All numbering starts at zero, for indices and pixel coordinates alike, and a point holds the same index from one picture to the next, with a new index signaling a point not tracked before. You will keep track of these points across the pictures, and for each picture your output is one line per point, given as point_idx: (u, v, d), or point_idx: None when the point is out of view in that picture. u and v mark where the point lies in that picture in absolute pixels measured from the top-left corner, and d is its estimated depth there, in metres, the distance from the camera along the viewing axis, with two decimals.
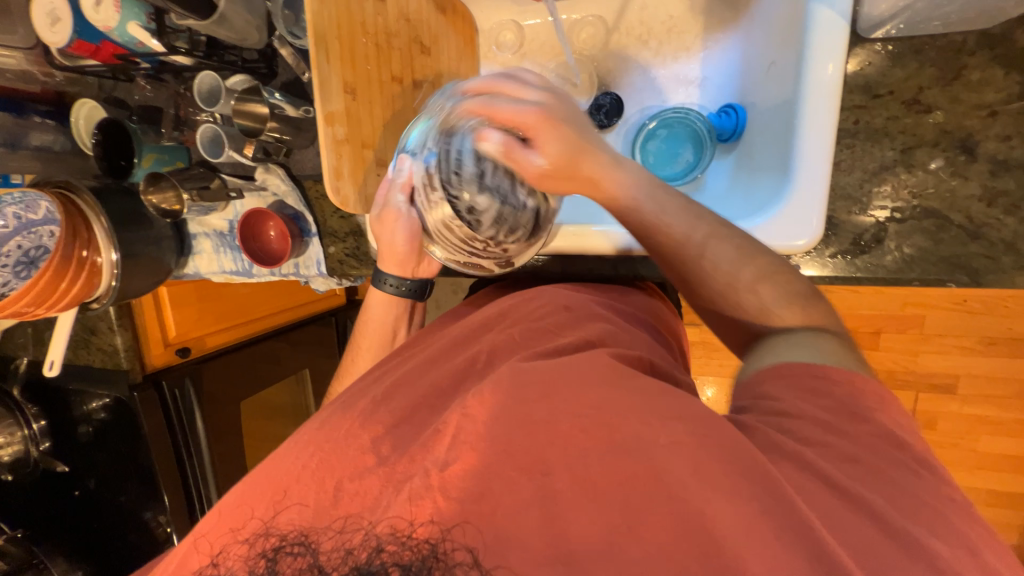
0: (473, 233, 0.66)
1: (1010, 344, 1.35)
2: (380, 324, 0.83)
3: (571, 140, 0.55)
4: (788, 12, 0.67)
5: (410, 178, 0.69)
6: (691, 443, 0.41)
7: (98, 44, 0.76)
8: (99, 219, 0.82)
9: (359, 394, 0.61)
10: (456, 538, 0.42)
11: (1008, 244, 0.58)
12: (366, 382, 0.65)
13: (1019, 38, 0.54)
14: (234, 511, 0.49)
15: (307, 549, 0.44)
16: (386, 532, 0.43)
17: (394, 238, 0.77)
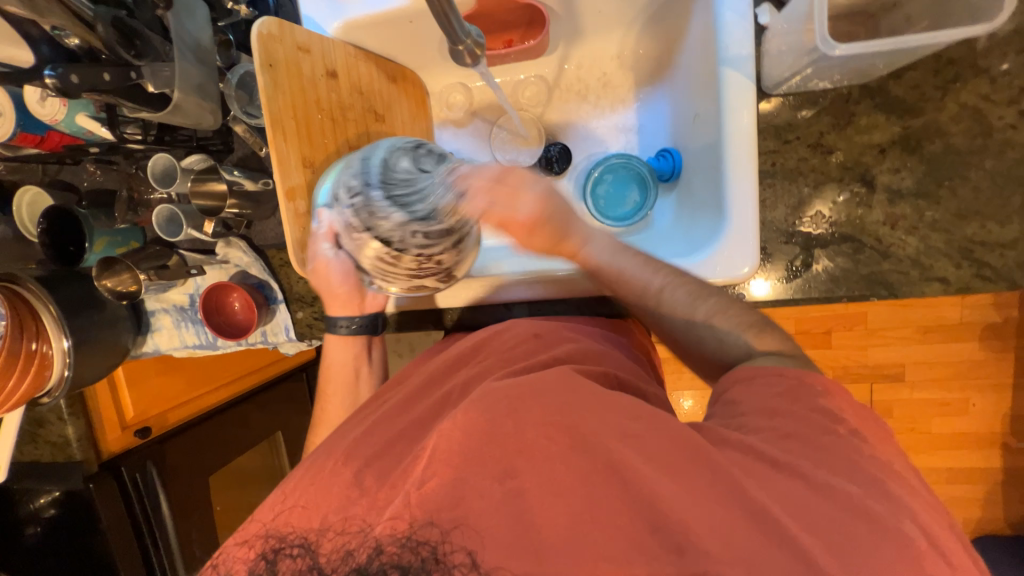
0: (398, 255, 0.57)
1: (941, 330, 1.49)
2: (351, 368, 0.83)
3: (563, 218, 0.67)
4: (702, 69, 0.73)
5: (330, 229, 0.64)
6: (660, 480, 0.45)
7: (43, 134, 0.75)
8: (46, 307, 0.79)
9: (343, 438, 0.61)
10: (455, 540, 0.44)
11: (913, 260, 0.66)
12: (351, 421, 0.67)
13: (892, 89, 0.64)
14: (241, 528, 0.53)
15: (306, 551, 0.47)
16: (385, 535, 0.45)
17: (336, 280, 0.74)
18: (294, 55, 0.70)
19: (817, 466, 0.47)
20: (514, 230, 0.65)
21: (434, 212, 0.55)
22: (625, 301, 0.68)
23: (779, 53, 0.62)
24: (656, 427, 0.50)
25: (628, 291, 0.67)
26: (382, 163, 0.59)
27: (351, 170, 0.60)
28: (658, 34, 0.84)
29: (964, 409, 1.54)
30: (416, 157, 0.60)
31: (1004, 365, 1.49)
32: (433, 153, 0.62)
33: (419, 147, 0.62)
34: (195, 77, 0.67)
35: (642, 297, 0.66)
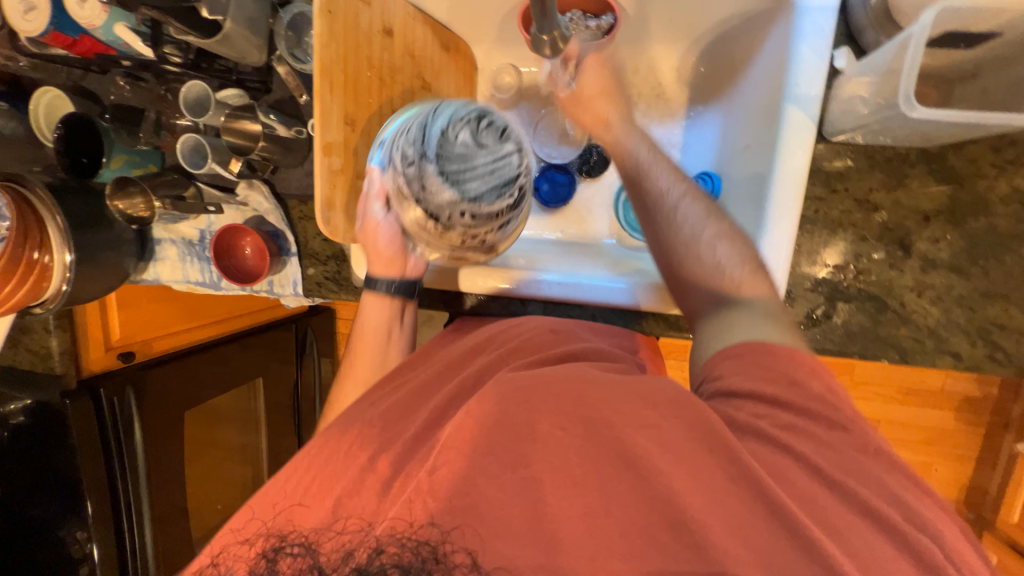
0: (445, 230, 0.60)
1: (922, 396, 1.53)
2: (384, 328, 0.79)
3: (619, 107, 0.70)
4: (763, 101, 0.71)
5: (382, 188, 0.64)
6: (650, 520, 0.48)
7: (77, 37, 0.71)
8: (54, 217, 0.76)
9: (360, 412, 0.63)
10: (455, 541, 0.48)
11: (932, 330, 0.66)
12: (368, 392, 0.68)
13: (949, 158, 0.63)
14: (240, 514, 0.56)
15: (308, 551, 0.50)
16: (386, 535, 0.49)
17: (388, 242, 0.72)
18: (355, 6, 0.67)
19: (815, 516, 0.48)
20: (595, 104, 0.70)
21: (486, 197, 0.56)
22: (641, 206, 0.66)
23: (846, 101, 0.61)
24: (693, 408, 0.51)
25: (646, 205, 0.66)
26: (440, 134, 0.56)
27: (411, 133, 0.58)
28: (724, 55, 0.80)
29: (927, 474, 1.59)
30: (479, 130, 0.56)
31: (972, 438, 1.54)
32: (493, 125, 0.57)
33: (486, 116, 0.57)
34: (248, 9, 0.65)
35: (660, 199, 0.64)
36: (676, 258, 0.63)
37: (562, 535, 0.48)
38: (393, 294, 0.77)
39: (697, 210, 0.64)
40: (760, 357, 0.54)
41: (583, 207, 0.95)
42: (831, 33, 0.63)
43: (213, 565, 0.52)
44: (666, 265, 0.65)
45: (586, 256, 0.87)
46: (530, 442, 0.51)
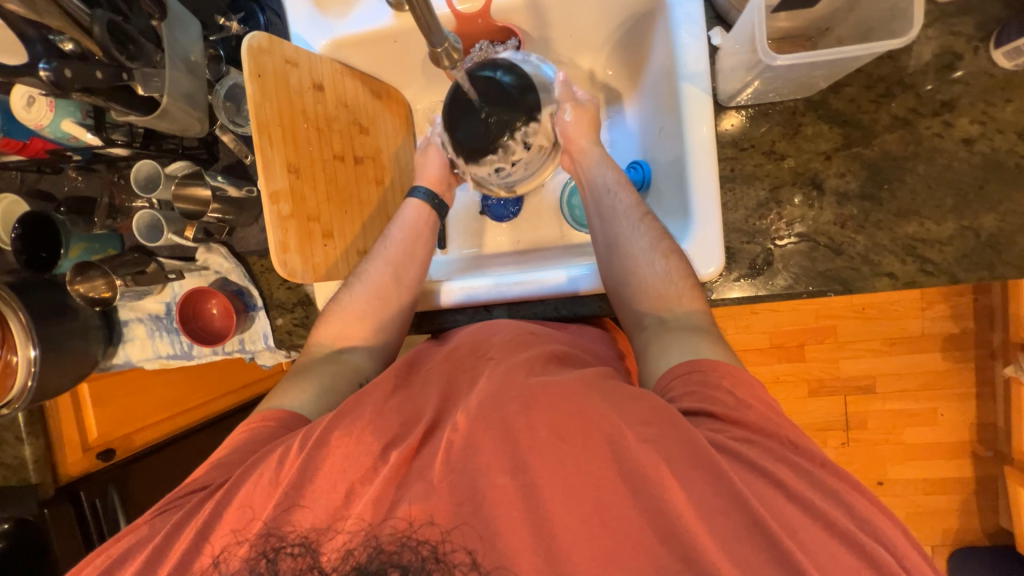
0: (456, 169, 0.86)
1: (906, 341, 1.56)
2: (391, 274, 0.80)
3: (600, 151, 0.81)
4: (665, 86, 0.79)
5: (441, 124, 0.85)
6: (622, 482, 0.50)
7: (27, 140, 0.76)
8: (15, 314, 0.76)
9: (367, 406, 0.60)
10: (456, 540, 0.49)
11: (864, 257, 0.71)
12: (373, 383, 0.65)
13: (832, 103, 0.71)
14: (234, 514, 0.54)
15: (308, 549, 0.50)
16: (386, 534, 0.49)
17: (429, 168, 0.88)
18: (283, 67, 0.74)
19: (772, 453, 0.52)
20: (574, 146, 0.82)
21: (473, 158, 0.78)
22: (603, 241, 0.77)
23: (729, 69, 0.69)
24: (663, 418, 0.53)
25: (615, 242, 0.76)
26: (460, 100, 0.77)
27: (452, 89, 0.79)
28: (626, 56, 0.89)
29: (933, 419, 1.59)
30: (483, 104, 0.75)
31: (965, 375, 1.56)
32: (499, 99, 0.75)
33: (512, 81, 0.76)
34: (184, 86, 0.71)
35: (620, 237, 0.76)
36: (621, 280, 0.74)
37: (555, 512, 0.49)
38: (423, 205, 0.85)
39: (642, 238, 0.74)
40: (704, 377, 0.59)
41: (533, 214, 1.00)
42: (703, 17, 0.72)
43: (216, 564, 0.52)
44: (612, 287, 0.75)
45: (547, 263, 0.91)
46: (521, 434, 0.53)
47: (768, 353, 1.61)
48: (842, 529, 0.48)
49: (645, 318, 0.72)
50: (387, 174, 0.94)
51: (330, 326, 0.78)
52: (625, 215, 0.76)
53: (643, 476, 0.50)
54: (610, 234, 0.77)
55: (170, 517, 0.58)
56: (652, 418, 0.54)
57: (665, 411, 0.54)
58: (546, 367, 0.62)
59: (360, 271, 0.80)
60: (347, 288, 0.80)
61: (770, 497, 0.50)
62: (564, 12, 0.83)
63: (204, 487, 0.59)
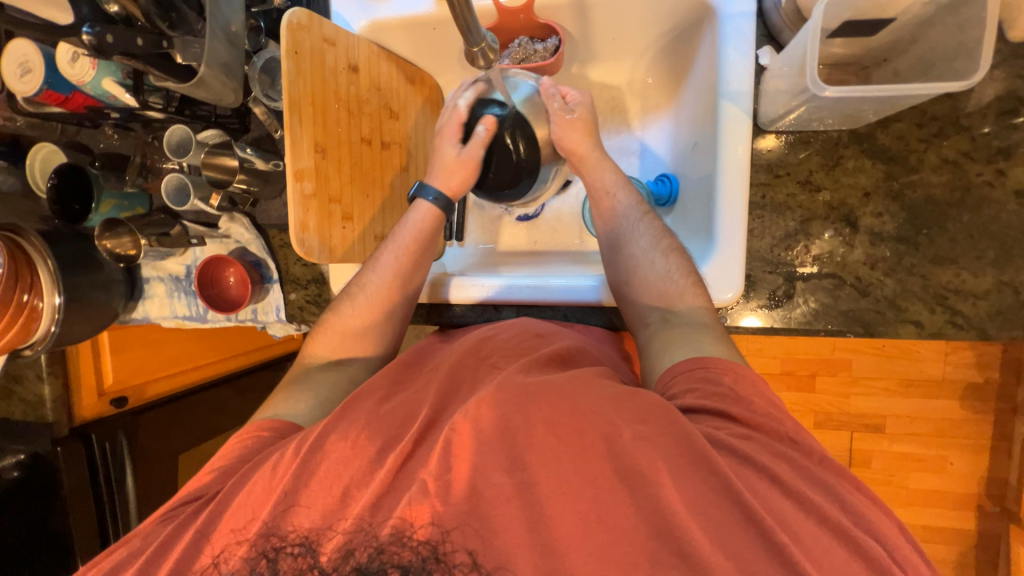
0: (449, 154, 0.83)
1: (924, 385, 1.51)
2: (391, 282, 0.78)
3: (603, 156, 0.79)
4: (705, 102, 0.76)
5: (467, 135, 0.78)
6: (619, 503, 0.49)
7: (69, 94, 0.78)
8: (44, 262, 0.80)
9: (362, 409, 0.61)
10: (455, 540, 0.49)
11: (890, 301, 0.68)
12: (368, 386, 0.66)
13: (879, 137, 0.67)
14: (235, 514, 0.56)
15: (308, 549, 0.51)
16: (387, 536, 0.50)
17: (450, 180, 0.80)
18: (320, 46, 0.74)
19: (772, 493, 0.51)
20: (579, 147, 0.78)
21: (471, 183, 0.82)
22: (612, 250, 0.77)
23: (773, 92, 0.66)
24: (662, 412, 0.53)
25: (621, 254, 0.75)
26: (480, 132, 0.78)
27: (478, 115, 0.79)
28: (668, 66, 0.86)
29: (941, 467, 1.54)
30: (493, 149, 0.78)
31: (981, 427, 1.51)
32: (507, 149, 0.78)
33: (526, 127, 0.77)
34: (223, 56, 0.70)
35: (624, 244, 0.76)
36: (623, 277, 0.74)
37: (550, 525, 0.49)
38: (433, 210, 0.79)
39: (643, 236, 0.75)
40: (707, 374, 0.59)
41: (554, 217, 0.98)
42: (753, 34, 0.69)
43: (215, 565, 0.53)
44: (616, 285, 0.76)
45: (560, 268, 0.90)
46: (521, 435, 0.52)
47: (778, 380, 1.57)
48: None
49: (649, 319, 0.71)
50: (412, 162, 0.93)
51: (328, 336, 0.78)
52: (627, 214, 0.77)
53: (649, 488, 0.49)
54: (613, 230, 0.78)
55: (167, 527, 0.59)
56: (649, 415, 0.53)
57: (663, 408, 0.54)
58: (545, 370, 0.62)
59: (362, 281, 0.79)
60: (348, 297, 0.79)
61: (780, 501, 0.48)
62: (608, 14, 0.80)
63: (198, 498, 0.60)
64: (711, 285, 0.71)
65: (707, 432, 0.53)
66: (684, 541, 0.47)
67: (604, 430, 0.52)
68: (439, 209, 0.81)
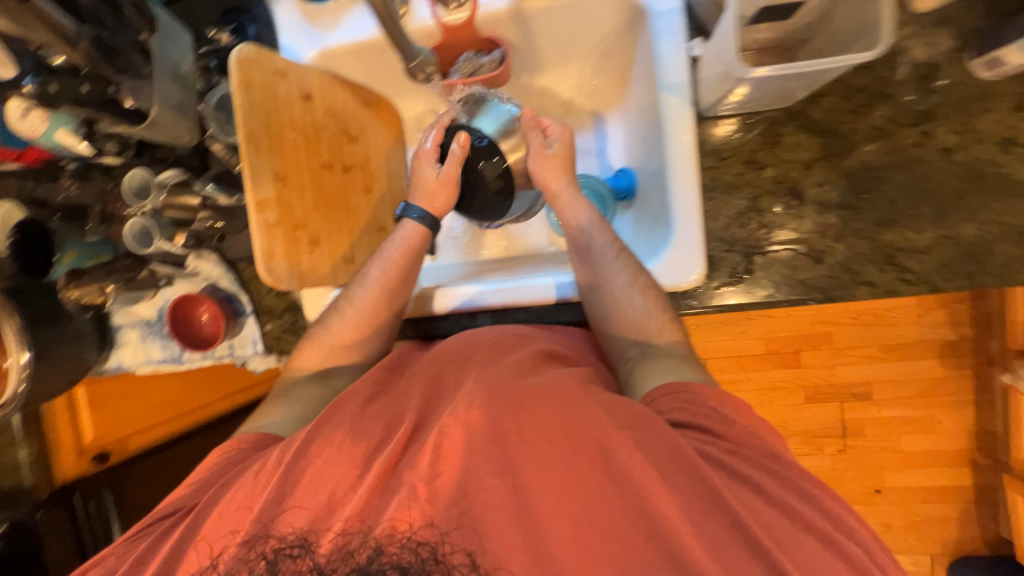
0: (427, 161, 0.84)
1: (902, 348, 1.55)
2: (378, 306, 0.78)
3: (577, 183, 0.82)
4: (649, 96, 0.80)
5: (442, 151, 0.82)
6: (602, 487, 0.51)
7: (22, 149, 0.78)
8: (8, 321, 0.77)
9: (347, 412, 0.61)
10: (456, 541, 0.49)
11: (843, 266, 0.71)
12: (351, 392, 0.65)
13: (811, 113, 0.71)
14: (212, 540, 0.55)
15: (307, 551, 0.51)
16: (385, 535, 0.50)
17: (436, 200, 0.82)
18: (270, 78, 0.75)
19: (749, 463, 0.53)
20: (558, 171, 0.81)
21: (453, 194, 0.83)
22: (576, 253, 0.78)
23: (707, 80, 0.70)
24: (648, 421, 0.54)
25: (597, 276, 0.75)
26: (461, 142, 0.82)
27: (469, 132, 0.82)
28: (612, 66, 0.90)
29: (930, 426, 1.57)
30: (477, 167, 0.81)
31: (962, 382, 1.55)
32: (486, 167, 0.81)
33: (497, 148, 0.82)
34: (175, 97, 0.74)
35: (591, 254, 0.77)
36: (601, 313, 0.75)
37: (539, 518, 0.49)
38: (419, 228, 0.80)
39: (620, 274, 0.74)
40: (689, 398, 0.59)
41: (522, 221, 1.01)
42: (684, 28, 0.73)
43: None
44: (584, 289, 0.77)
45: (535, 271, 0.92)
46: (513, 441, 0.53)
47: (764, 359, 1.60)
48: (823, 532, 0.49)
49: (628, 355, 0.72)
50: (377, 181, 0.95)
51: (312, 352, 0.77)
52: (603, 251, 0.76)
53: (631, 485, 0.50)
54: (591, 268, 0.76)
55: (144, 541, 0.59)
56: (636, 422, 0.54)
57: (649, 420, 0.54)
58: (533, 367, 0.63)
59: (349, 295, 0.79)
60: (337, 311, 0.79)
61: (745, 496, 0.51)
62: (549, 22, 0.83)
63: (175, 510, 0.59)
64: (668, 283, 0.74)
65: (697, 447, 0.54)
66: (662, 523, 0.48)
67: (596, 435, 0.53)
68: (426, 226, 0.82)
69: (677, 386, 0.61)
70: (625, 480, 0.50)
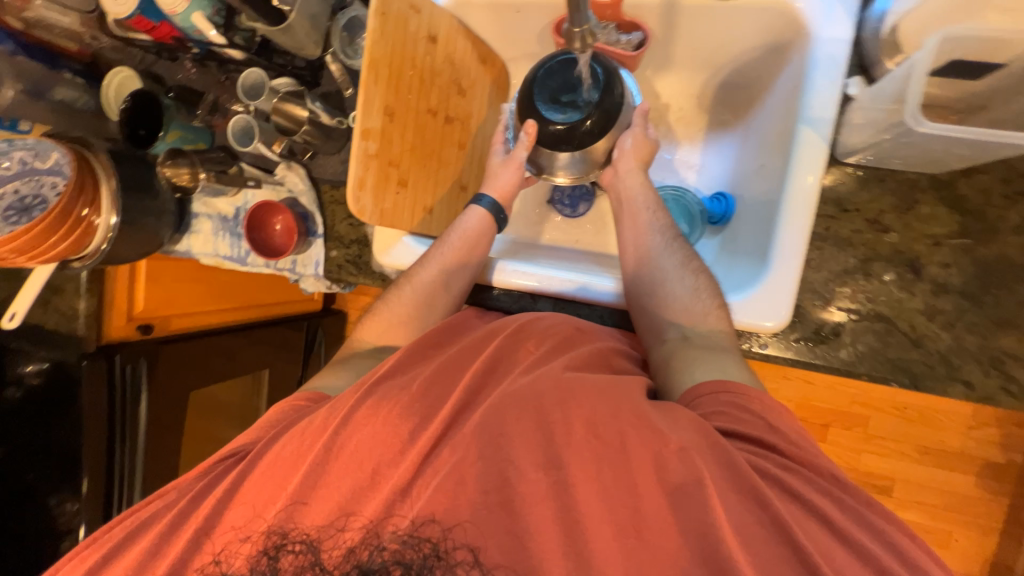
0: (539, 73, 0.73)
1: (942, 455, 1.46)
2: (439, 280, 0.79)
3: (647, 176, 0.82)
4: (779, 125, 0.75)
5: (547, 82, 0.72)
6: (649, 508, 0.49)
7: (157, 22, 0.80)
8: (108, 180, 0.81)
9: (393, 384, 0.61)
10: (456, 538, 0.49)
11: (942, 357, 0.66)
12: (397, 360, 0.66)
13: (959, 187, 0.65)
14: (268, 471, 0.56)
15: (308, 547, 0.50)
16: (388, 531, 0.50)
17: (500, 181, 0.83)
18: (405, 11, 0.74)
19: None
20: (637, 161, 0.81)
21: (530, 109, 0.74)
22: (638, 264, 0.76)
23: (857, 124, 0.64)
24: (718, 452, 0.50)
25: (652, 268, 0.75)
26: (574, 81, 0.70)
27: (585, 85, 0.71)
28: (743, 84, 0.85)
29: (946, 542, 1.48)
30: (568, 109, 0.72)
31: (997, 509, 1.45)
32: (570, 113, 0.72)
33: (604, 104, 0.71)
34: (312, 8, 0.76)
35: (647, 253, 0.76)
36: (646, 288, 0.74)
37: (577, 519, 0.48)
38: (486, 216, 0.82)
39: (672, 257, 0.75)
40: (733, 399, 0.57)
41: (601, 218, 0.98)
42: (846, 62, 0.67)
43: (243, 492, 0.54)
44: (635, 294, 0.75)
45: (598, 269, 0.90)
46: (559, 433, 0.52)
47: None
48: None
49: (667, 336, 0.70)
50: (471, 140, 0.93)
51: (377, 325, 0.79)
52: (659, 233, 0.77)
53: (693, 498, 0.48)
54: (641, 245, 0.77)
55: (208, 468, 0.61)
56: (700, 435, 0.51)
57: (705, 431, 0.52)
58: (586, 367, 0.62)
59: (411, 274, 0.80)
60: (399, 288, 0.80)
61: (836, 559, 0.46)
62: (697, 20, 0.79)
63: (236, 455, 0.62)
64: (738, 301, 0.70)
65: (749, 459, 0.52)
66: (726, 558, 0.45)
67: (655, 453, 0.50)
68: (489, 214, 0.83)
69: (719, 385, 0.59)
70: (683, 500, 0.48)
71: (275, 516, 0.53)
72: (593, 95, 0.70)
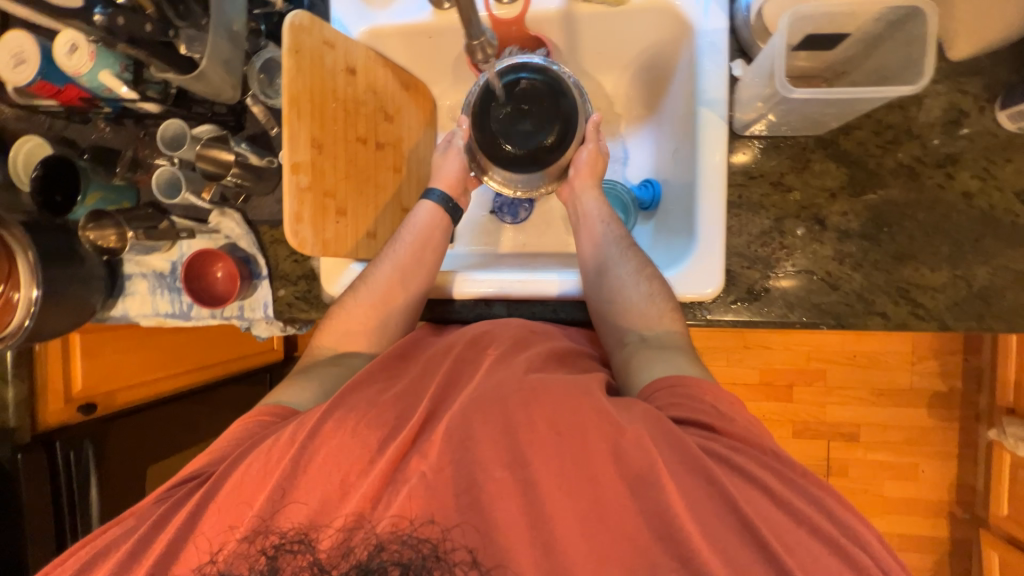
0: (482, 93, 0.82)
1: (893, 393, 1.57)
2: (395, 283, 0.80)
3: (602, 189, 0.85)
4: (684, 111, 0.82)
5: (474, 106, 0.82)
6: (614, 480, 0.51)
7: (63, 86, 0.79)
8: (25, 254, 0.77)
9: (362, 399, 0.61)
10: (456, 539, 0.49)
11: (858, 294, 0.73)
12: (361, 377, 0.65)
13: (842, 143, 0.73)
14: (230, 496, 0.54)
15: (307, 548, 0.50)
16: (386, 532, 0.49)
17: (446, 172, 0.87)
18: (318, 47, 0.76)
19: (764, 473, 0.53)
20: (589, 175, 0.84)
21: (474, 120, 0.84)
22: (594, 271, 0.79)
23: (746, 100, 0.72)
24: (665, 431, 0.53)
25: (610, 276, 0.77)
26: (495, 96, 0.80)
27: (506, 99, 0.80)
28: (648, 79, 0.92)
29: (913, 474, 1.59)
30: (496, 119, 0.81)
31: (948, 434, 1.57)
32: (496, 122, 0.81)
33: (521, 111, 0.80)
34: (224, 52, 0.75)
35: (603, 262, 0.79)
36: (606, 297, 0.76)
37: (550, 507, 0.50)
38: (438, 209, 0.85)
39: (626, 264, 0.77)
40: (687, 392, 0.59)
41: (543, 220, 1.02)
42: (727, 48, 0.75)
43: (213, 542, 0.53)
44: (598, 306, 0.77)
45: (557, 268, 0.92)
46: (518, 429, 0.53)
47: (757, 389, 1.62)
48: (829, 546, 0.49)
49: (627, 340, 0.73)
50: (405, 163, 0.96)
51: (335, 331, 0.79)
52: (612, 241, 0.81)
53: (651, 462, 0.51)
54: (599, 256, 0.80)
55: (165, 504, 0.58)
56: (650, 421, 0.54)
57: (658, 421, 0.54)
58: (547, 365, 0.64)
59: (366, 273, 0.80)
60: (354, 291, 0.80)
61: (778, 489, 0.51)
62: (595, 26, 0.85)
63: (196, 477, 0.59)
64: (687, 292, 0.74)
65: (699, 442, 0.54)
66: (680, 524, 0.48)
67: (612, 441, 0.52)
68: (439, 206, 0.86)
69: (676, 379, 0.61)
70: (641, 469, 0.51)
71: (230, 555, 0.51)
72: (547, 138, 0.80)
